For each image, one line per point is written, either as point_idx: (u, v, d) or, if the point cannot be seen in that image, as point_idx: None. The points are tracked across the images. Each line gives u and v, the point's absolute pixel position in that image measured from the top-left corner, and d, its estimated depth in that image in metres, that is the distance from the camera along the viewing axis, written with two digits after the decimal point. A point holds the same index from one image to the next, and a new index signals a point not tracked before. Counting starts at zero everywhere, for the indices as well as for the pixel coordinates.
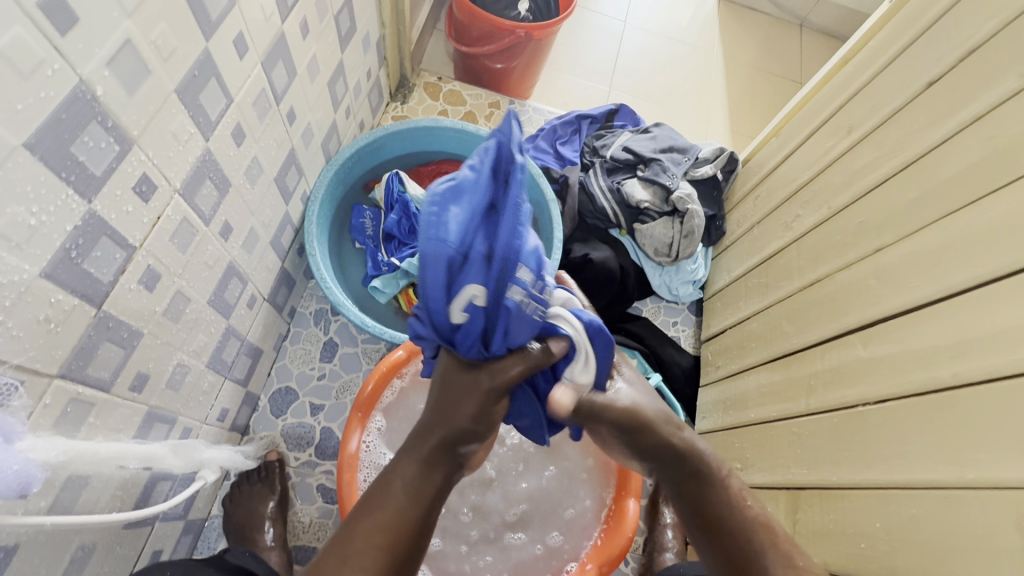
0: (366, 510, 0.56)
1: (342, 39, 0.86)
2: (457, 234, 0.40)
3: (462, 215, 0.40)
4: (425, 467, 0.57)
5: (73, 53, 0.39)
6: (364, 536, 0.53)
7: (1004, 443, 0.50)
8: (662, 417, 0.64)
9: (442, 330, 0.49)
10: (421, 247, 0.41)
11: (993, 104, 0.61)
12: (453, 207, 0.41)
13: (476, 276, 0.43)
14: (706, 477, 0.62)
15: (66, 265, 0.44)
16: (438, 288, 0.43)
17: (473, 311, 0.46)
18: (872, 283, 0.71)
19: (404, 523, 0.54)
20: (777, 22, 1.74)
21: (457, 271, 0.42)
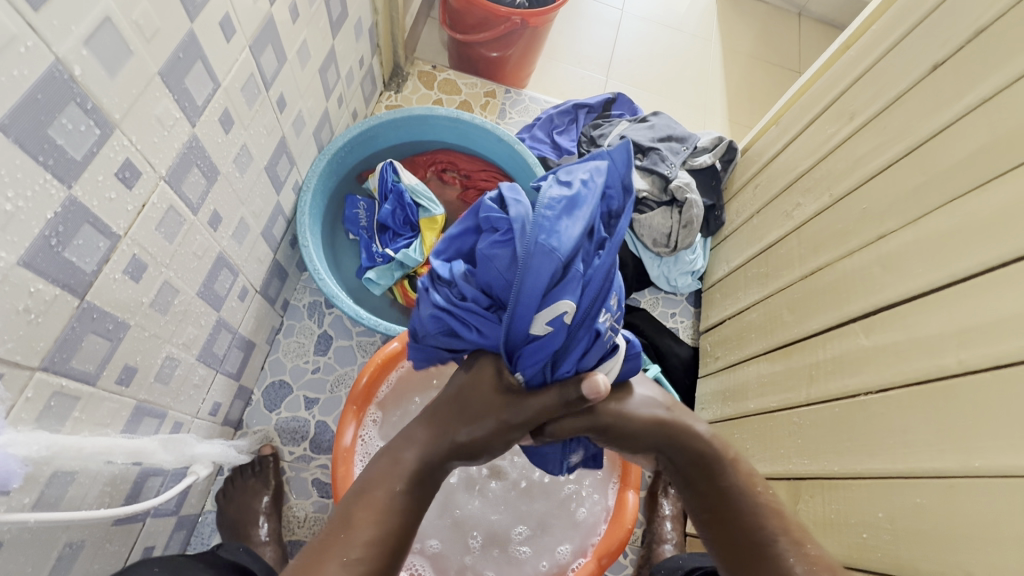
0: (366, 506, 0.52)
1: (334, 24, 0.84)
2: (566, 243, 0.49)
3: (570, 227, 0.49)
4: (424, 467, 0.57)
5: (49, 30, 0.37)
6: (369, 510, 0.52)
7: (1013, 431, 0.49)
8: (648, 409, 0.64)
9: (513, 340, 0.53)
10: (534, 248, 0.48)
11: (1000, 87, 0.60)
12: (568, 221, 0.49)
13: (570, 285, 0.50)
14: (710, 460, 0.62)
15: (46, 254, 0.43)
16: (536, 293, 0.49)
17: (555, 323, 0.51)
18: (875, 271, 0.70)
19: (400, 529, 0.51)
20: (775, 10, 1.72)
21: (556, 279, 0.49)
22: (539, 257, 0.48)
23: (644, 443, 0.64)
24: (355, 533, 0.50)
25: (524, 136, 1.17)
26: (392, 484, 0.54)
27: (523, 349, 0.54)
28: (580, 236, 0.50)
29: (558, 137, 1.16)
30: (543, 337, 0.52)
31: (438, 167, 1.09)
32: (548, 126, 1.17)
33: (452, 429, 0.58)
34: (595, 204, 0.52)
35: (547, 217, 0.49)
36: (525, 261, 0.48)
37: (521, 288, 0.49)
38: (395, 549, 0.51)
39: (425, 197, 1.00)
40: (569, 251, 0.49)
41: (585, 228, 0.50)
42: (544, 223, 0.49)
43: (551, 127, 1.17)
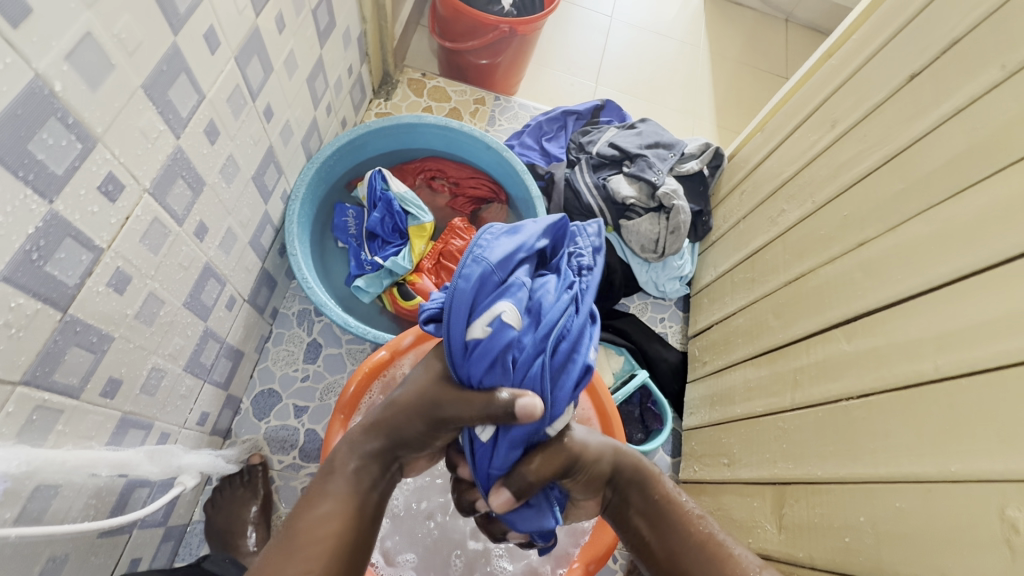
0: (310, 500, 0.56)
1: (321, 34, 0.84)
2: (493, 254, 0.59)
3: (502, 245, 0.61)
4: (364, 467, 0.60)
5: (28, 46, 0.37)
6: (308, 527, 0.53)
7: (989, 436, 0.50)
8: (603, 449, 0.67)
9: (456, 347, 0.59)
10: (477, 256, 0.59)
11: (974, 96, 0.62)
12: (508, 242, 0.62)
13: (504, 295, 0.58)
14: (644, 482, 0.66)
15: (27, 268, 0.43)
16: (473, 292, 0.57)
17: (492, 328, 0.57)
18: (857, 277, 0.71)
19: (344, 519, 0.55)
20: (762, 17, 1.75)
21: (485, 285, 0.58)
22: (469, 264, 0.58)
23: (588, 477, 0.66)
24: (301, 524, 0.54)
25: (513, 143, 1.18)
26: (335, 478, 0.59)
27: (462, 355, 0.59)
28: (512, 255, 0.61)
29: (546, 143, 1.17)
30: (480, 341, 0.57)
31: (428, 174, 1.10)
32: (537, 132, 1.18)
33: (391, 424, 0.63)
34: (534, 238, 0.64)
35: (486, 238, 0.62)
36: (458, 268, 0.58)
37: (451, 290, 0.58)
38: (341, 535, 0.54)
39: (413, 205, 1.00)
40: (498, 264, 0.59)
41: (516, 248, 0.61)
42: (480, 241, 0.61)
43: (540, 134, 1.18)
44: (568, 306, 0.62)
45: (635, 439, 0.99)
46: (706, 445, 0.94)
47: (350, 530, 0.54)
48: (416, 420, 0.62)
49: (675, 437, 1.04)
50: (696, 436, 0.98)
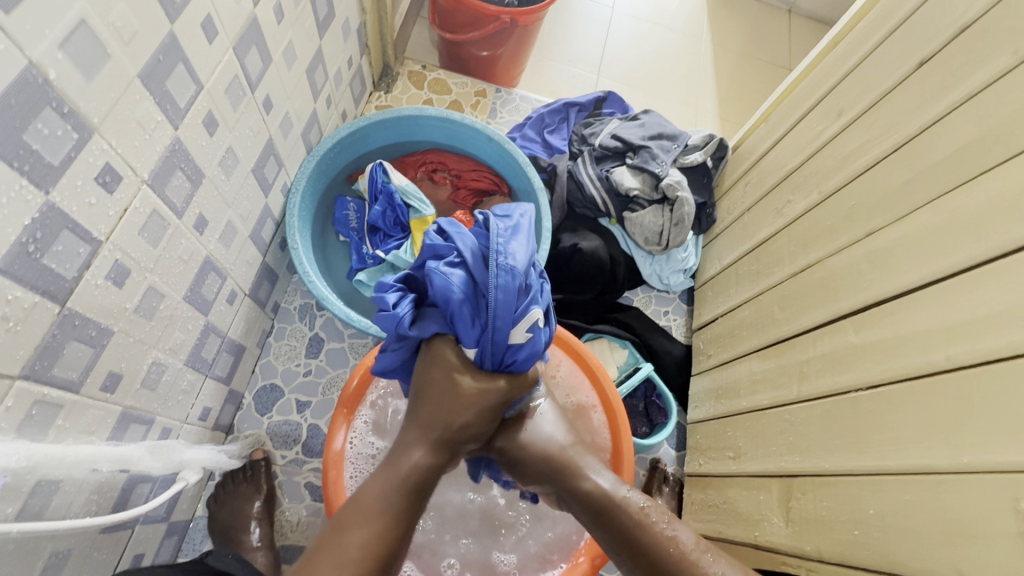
0: (358, 513, 0.56)
1: (320, 25, 0.83)
2: (520, 262, 0.55)
3: (520, 248, 0.56)
4: (416, 476, 0.60)
5: (21, 34, 0.37)
6: (358, 542, 0.53)
7: (1001, 427, 0.49)
8: (540, 456, 0.70)
9: (495, 353, 0.59)
10: (501, 268, 0.54)
11: (984, 83, 0.60)
12: (517, 241, 0.57)
13: (533, 297, 0.58)
14: (604, 505, 0.64)
15: (24, 260, 0.42)
16: (511, 307, 0.55)
17: (530, 331, 0.58)
18: (864, 268, 0.70)
19: (391, 537, 0.55)
20: (765, 7, 1.73)
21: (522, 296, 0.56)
22: (506, 279, 0.54)
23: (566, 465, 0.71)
24: (347, 538, 0.54)
25: (514, 136, 1.16)
26: (383, 488, 0.58)
27: (501, 356, 0.59)
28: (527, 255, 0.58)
29: (548, 136, 1.15)
30: (521, 344, 0.59)
31: (428, 167, 1.09)
32: (539, 125, 1.16)
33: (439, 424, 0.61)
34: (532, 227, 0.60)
35: (500, 241, 0.56)
36: (498, 283, 0.54)
37: (493, 304, 0.54)
38: (386, 554, 0.54)
39: (415, 197, 0.99)
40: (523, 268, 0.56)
41: (529, 247, 0.57)
42: (498, 247, 0.55)
43: (542, 126, 1.16)
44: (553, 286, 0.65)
45: (640, 433, 0.99)
46: (711, 438, 0.93)
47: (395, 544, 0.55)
48: (468, 414, 0.61)
49: (680, 430, 1.03)
50: (701, 429, 0.97)
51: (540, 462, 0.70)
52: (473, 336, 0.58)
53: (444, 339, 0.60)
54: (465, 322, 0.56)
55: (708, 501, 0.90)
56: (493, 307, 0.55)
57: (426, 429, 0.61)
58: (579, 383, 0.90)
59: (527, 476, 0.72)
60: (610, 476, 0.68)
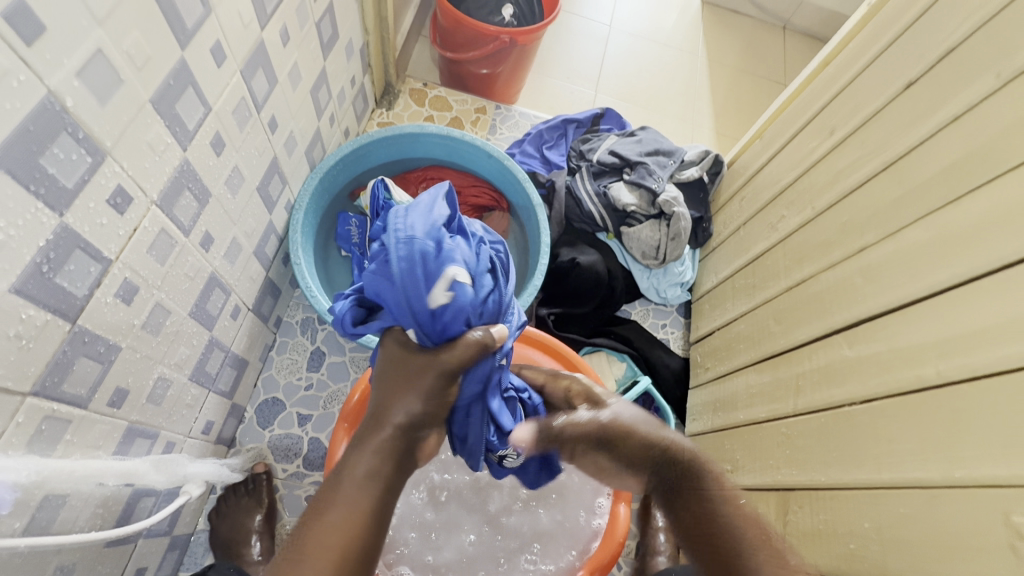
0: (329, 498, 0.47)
1: (324, 46, 0.86)
2: (418, 232, 0.55)
3: (417, 220, 0.56)
4: (380, 465, 0.49)
5: (41, 63, 0.38)
6: (320, 538, 0.45)
7: (990, 441, 0.50)
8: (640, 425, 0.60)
9: (424, 326, 0.55)
10: (395, 244, 0.54)
11: (970, 104, 0.62)
12: (416, 217, 0.57)
13: (444, 257, 0.55)
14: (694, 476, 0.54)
15: (38, 280, 0.44)
16: (415, 273, 0.53)
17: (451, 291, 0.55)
18: (858, 282, 0.72)
19: (361, 533, 0.46)
20: (761, 24, 1.76)
21: (429, 258, 0.54)
22: (404, 248, 0.54)
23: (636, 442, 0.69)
24: (315, 539, 0.45)
25: (514, 151, 1.19)
26: (347, 480, 0.48)
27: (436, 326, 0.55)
28: (431, 226, 0.57)
29: (547, 152, 1.18)
30: (447, 307, 0.54)
31: (429, 183, 1.11)
32: (537, 141, 1.19)
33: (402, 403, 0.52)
34: (438, 206, 0.60)
35: (399, 219, 0.58)
36: (398, 252, 0.54)
37: (398, 275, 0.53)
38: (361, 550, 0.45)
39: None
40: (425, 235, 0.56)
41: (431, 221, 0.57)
42: (397, 224, 0.56)
43: (540, 142, 1.19)
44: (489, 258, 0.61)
45: None
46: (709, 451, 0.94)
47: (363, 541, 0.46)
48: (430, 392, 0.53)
49: None
50: (699, 442, 0.98)
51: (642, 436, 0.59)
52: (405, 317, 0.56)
53: (389, 332, 0.58)
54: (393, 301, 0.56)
55: None
56: (398, 277, 0.54)
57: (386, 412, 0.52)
58: None
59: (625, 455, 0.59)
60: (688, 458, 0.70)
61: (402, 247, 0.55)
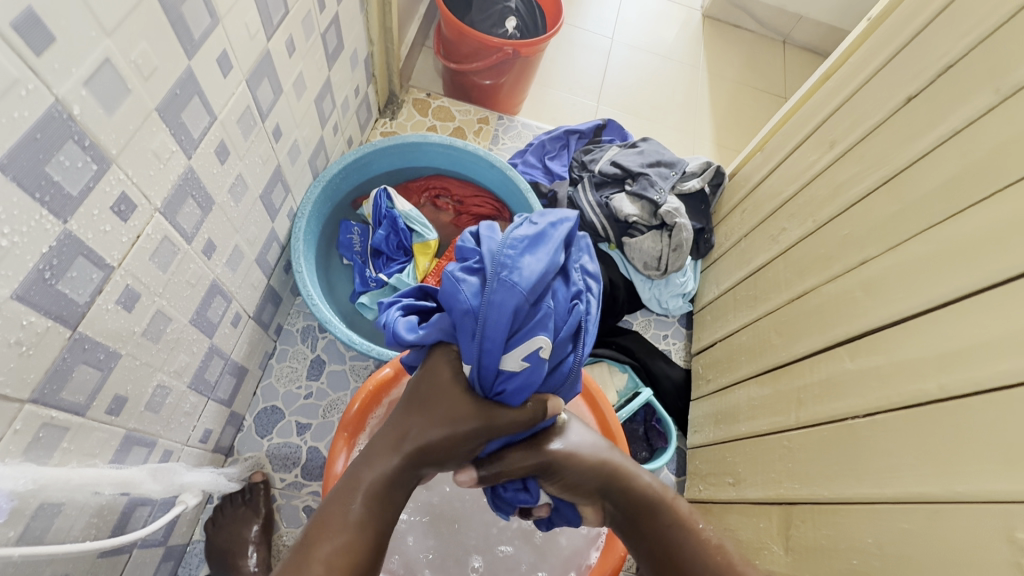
0: (324, 526, 0.53)
1: (329, 56, 0.86)
2: (525, 279, 0.50)
3: (529, 264, 0.51)
4: (385, 487, 0.57)
5: (49, 73, 0.39)
6: (323, 559, 0.50)
7: (992, 457, 0.50)
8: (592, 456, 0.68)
9: (485, 375, 0.54)
10: (495, 285, 0.50)
11: (969, 120, 0.63)
12: (528, 257, 0.52)
13: (536, 322, 0.52)
14: (656, 502, 0.66)
15: (40, 287, 0.43)
16: (501, 327, 0.50)
17: (529, 360, 0.53)
18: (858, 295, 0.72)
19: (363, 549, 0.52)
20: (761, 39, 1.78)
21: (522, 316, 0.51)
22: (503, 294, 0.50)
23: (581, 480, 0.68)
24: (315, 552, 0.51)
25: (516, 162, 1.19)
26: (350, 503, 0.55)
27: (493, 379, 0.54)
28: (541, 277, 0.51)
29: (549, 162, 1.18)
30: (512, 369, 0.53)
31: (432, 193, 1.11)
32: (540, 151, 1.19)
33: (416, 438, 0.58)
34: (557, 251, 0.54)
35: (510, 254, 0.51)
36: (493, 299, 0.50)
37: (485, 320, 0.50)
38: (363, 563, 0.52)
39: (418, 222, 1.01)
40: (531, 288, 0.51)
41: (545, 269, 0.52)
42: (506, 261, 0.51)
43: (543, 153, 1.19)
44: (582, 325, 0.57)
45: (641, 458, 0.98)
46: (711, 464, 0.93)
47: (363, 561, 0.52)
48: (438, 436, 0.57)
49: (679, 456, 1.03)
50: (701, 454, 0.97)
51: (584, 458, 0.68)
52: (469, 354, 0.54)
53: (446, 349, 0.57)
54: (462, 333, 0.52)
55: None
56: (483, 322, 0.50)
57: (395, 443, 0.58)
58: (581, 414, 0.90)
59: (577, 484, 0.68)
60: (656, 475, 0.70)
61: (501, 289, 0.50)
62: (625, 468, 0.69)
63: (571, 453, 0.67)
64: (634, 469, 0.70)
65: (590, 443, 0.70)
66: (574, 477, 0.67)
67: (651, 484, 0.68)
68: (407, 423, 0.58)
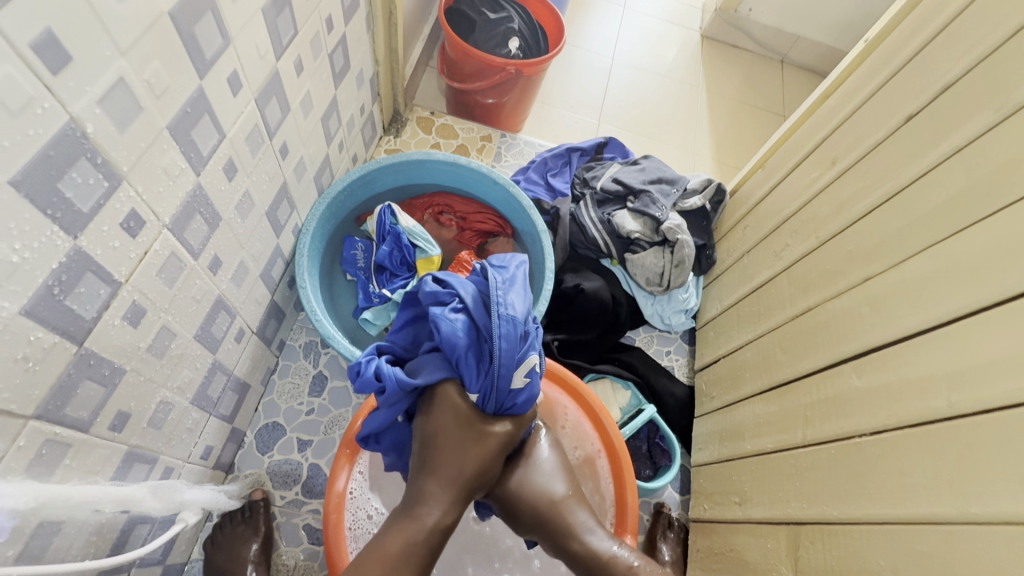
0: (384, 563, 0.56)
1: (336, 75, 0.88)
2: (519, 311, 0.61)
3: (517, 299, 0.62)
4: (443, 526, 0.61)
5: (65, 92, 0.39)
6: None
7: (1005, 477, 0.50)
8: (539, 501, 0.71)
9: (500, 397, 0.63)
10: (500, 322, 0.59)
11: (971, 137, 0.64)
12: (512, 294, 0.62)
13: (531, 343, 0.63)
14: (595, 562, 0.68)
15: (48, 302, 0.44)
16: (512, 355, 0.60)
17: (527, 376, 0.64)
18: (864, 311, 0.72)
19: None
20: (759, 58, 1.81)
21: (522, 341, 0.62)
22: (509, 328, 0.60)
23: (528, 522, 0.71)
24: None
25: (519, 179, 1.20)
26: (409, 538, 0.59)
27: (503, 400, 0.64)
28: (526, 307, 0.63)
29: (552, 179, 1.19)
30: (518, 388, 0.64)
31: (436, 209, 1.12)
32: (542, 168, 1.20)
33: (465, 473, 0.63)
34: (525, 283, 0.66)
35: (499, 293, 0.61)
36: (501, 334, 0.59)
37: (498, 352, 0.59)
38: None
39: (422, 238, 1.02)
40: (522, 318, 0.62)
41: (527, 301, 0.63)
42: (498, 299, 0.61)
43: (545, 170, 1.20)
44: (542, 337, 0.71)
45: (643, 475, 0.98)
46: (716, 482, 0.92)
47: None
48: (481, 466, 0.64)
49: (683, 474, 1.02)
50: (705, 473, 0.96)
51: (530, 501, 0.71)
52: (478, 383, 0.63)
53: (449, 384, 0.63)
54: (471, 367, 0.61)
55: (714, 549, 0.88)
56: (497, 353, 0.60)
57: (447, 480, 0.62)
58: (584, 433, 0.90)
59: (523, 524, 0.72)
60: (603, 531, 0.71)
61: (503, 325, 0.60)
62: (568, 524, 0.70)
63: (518, 495, 0.71)
64: (577, 519, 0.70)
65: (542, 492, 0.71)
66: (522, 516, 0.71)
67: (591, 542, 0.69)
68: (457, 459, 0.62)
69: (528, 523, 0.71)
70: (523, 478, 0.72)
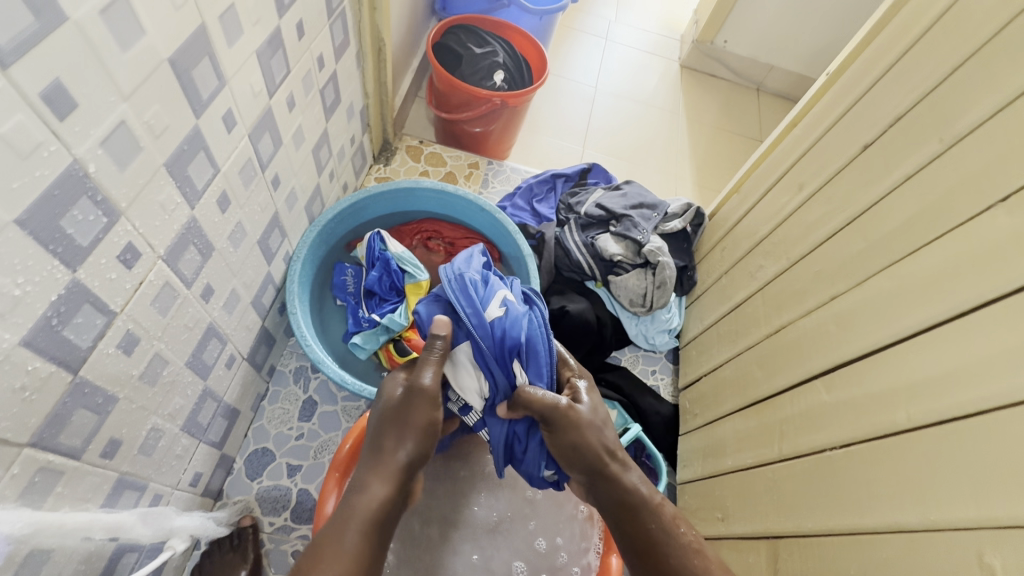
0: (323, 545, 0.54)
1: (328, 109, 0.92)
2: (467, 266, 0.71)
3: (467, 261, 0.73)
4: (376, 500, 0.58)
5: (70, 136, 0.42)
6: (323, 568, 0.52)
7: (961, 485, 0.52)
8: (592, 436, 0.65)
9: (481, 336, 0.67)
10: (448, 279, 0.70)
11: (919, 166, 0.68)
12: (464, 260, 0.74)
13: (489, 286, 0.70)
14: (641, 502, 0.63)
15: (46, 333, 0.45)
16: (465, 296, 0.68)
17: (501, 308, 0.68)
18: (832, 329, 0.75)
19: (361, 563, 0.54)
20: (735, 87, 1.89)
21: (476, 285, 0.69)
22: (457, 277, 0.69)
23: (576, 458, 0.65)
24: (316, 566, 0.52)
25: (505, 204, 1.24)
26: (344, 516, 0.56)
27: (492, 335, 0.67)
28: (477, 266, 0.73)
29: (537, 205, 1.24)
30: (496, 318, 0.67)
31: (424, 235, 1.15)
32: (528, 195, 1.24)
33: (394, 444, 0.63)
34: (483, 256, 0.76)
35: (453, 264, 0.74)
36: (452, 282, 0.69)
37: (455, 298, 0.68)
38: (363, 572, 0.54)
39: (410, 263, 1.04)
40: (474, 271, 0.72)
41: (477, 261, 0.73)
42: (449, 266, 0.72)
43: (531, 196, 1.25)
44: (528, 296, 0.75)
45: None
46: (699, 498, 0.94)
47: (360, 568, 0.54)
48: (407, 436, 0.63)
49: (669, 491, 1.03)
50: (690, 489, 0.98)
51: (588, 436, 0.65)
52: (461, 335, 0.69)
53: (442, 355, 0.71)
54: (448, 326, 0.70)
55: None
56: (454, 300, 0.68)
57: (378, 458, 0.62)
58: None
59: (569, 461, 0.65)
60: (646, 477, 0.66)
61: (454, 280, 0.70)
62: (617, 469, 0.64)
63: (577, 431, 0.65)
64: (627, 465, 0.66)
65: (598, 437, 0.65)
66: (574, 452, 0.64)
67: (638, 488, 0.64)
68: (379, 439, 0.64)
69: (576, 461, 0.65)
70: (580, 414, 0.66)
